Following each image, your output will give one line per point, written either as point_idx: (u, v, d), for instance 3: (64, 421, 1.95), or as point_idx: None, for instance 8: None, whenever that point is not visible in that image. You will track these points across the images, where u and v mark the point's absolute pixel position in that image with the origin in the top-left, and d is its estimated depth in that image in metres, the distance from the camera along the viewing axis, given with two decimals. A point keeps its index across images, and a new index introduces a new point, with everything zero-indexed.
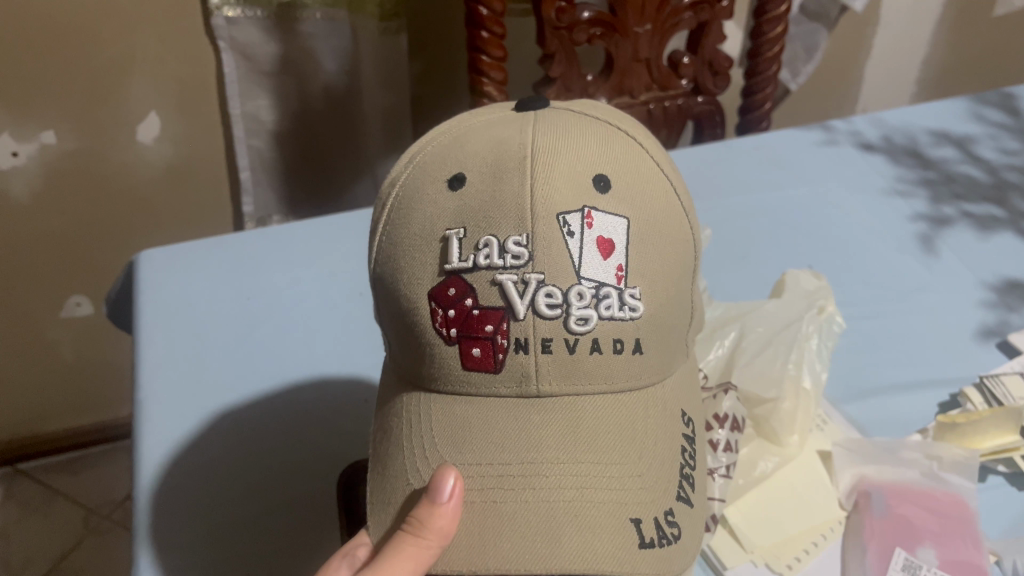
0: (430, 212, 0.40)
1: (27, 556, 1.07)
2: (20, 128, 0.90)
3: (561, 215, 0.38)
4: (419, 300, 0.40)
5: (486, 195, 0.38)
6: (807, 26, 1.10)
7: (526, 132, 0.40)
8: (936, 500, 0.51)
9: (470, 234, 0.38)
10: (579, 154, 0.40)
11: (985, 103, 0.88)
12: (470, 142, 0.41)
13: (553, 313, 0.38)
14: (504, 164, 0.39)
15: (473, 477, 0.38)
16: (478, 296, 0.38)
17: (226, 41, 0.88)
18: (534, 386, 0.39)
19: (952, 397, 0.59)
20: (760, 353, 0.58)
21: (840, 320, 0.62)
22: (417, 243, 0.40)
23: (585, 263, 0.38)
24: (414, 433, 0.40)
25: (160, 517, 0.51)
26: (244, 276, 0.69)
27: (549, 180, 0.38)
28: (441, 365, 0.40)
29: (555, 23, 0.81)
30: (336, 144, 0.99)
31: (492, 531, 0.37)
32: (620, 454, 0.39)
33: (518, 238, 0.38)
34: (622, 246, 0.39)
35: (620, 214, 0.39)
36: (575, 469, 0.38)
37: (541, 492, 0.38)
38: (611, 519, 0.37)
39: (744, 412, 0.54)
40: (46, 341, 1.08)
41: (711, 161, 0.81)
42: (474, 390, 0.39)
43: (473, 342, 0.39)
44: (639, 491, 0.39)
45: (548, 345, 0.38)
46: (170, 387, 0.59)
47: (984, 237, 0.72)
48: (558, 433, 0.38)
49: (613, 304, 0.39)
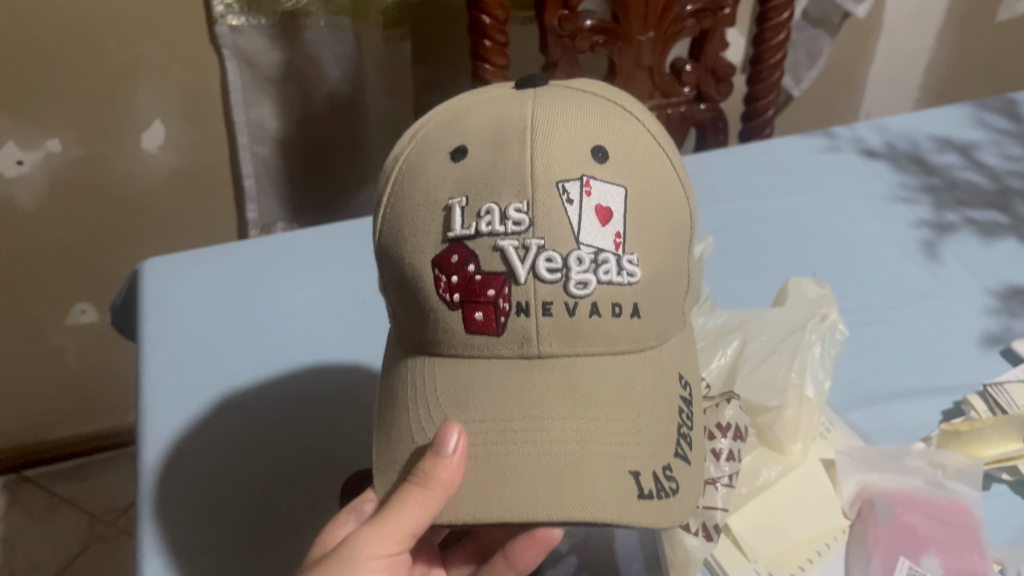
0: (433, 182, 0.41)
1: (32, 562, 1.07)
2: (26, 137, 0.90)
3: (560, 183, 0.39)
4: (422, 266, 0.41)
5: (488, 164, 0.40)
6: (810, 32, 1.10)
7: (527, 106, 0.41)
8: (942, 508, 0.51)
9: (472, 203, 0.39)
10: (578, 128, 0.41)
11: (988, 109, 0.88)
12: (474, 117, 0.42)
13: (553, 277, 0.39)
14: (505, 134, 0.40)
15: (479, 431, 0.39)
16: (481, 262, 0.39)
17: (229, 50, 0.88)
18: (536, 347, 0.39)
19: (955, 405, 0.59)
20: (763, 360, 0.57)
21: (844, 327, 0.62)
22: (422, 211, 0.41)
23: (584, 229, 0.39)
24: (419, 394, 0.41)
25: (165, 527, 0.51)
26: (245, 285, 0.69)
27: (549, 149, 0.40)
28: (445, 329, 0.41)
29: (558, 31, 0.81)
30: (341, 152, 0.99)
31: (495, 481, 0.39)
32: (619, 410, 0.40)
33: (518, 205, 0.39)
34: (620, 214, 0.40)
35: (618, 183, 0.40)
36: (575, 424, 0.39)
37: (544, 445, 0.39)
38: (611, 472, 0.39)
39: (747, 421, 0.54)
40: (51, 348, 1.08)
41: (714, 167, 0.81)
42: (477, 352, 0.40)
43: (475, 306, 0.39)
44: (636, 446, 0.40)
45: (549, 308, 0.39)
46: (174, 397, 0.59)
47: (988, 244, 0.72)
48: (559, 391, 0.39)
49: (611, 269, 0.40)
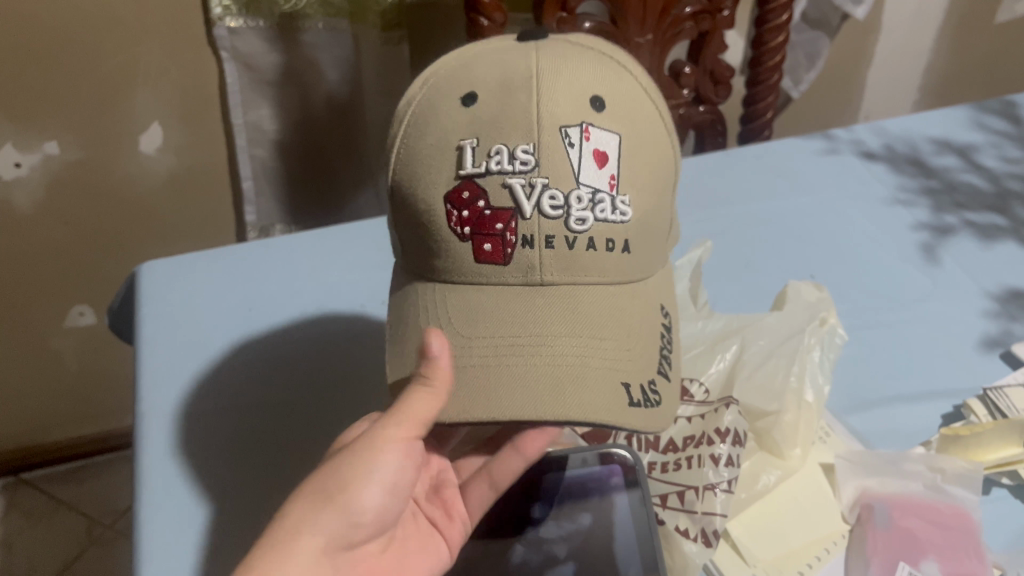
0: (446, 125, 0.43)
1: (30, 566, 1.07)
2: (24, 140, 0.90)
3: (563, 128, 0.41)
4: (434, 201, 0.42)
5: (496, 109, 0.42)
6: (809, 34, 1.10)
7: (532, 58, 0.43)
8: (941, 513, 0.51)
9: (483, 143, 0.41)
10: (579, 77, 0.43)
11: (987, 111, 0.87)
12: (482, 66, 0.44)
13: (554, 213, 0.41)
14: (514, 82, 0.42)
15: (485, 348, 0.41)
16: (490, 199, 0.41)
17: (228, 52, 0.88)
18: (539, 275, 0.42)
19: (955, 409, 0.59)
20: (762, 365, 0.57)
21: (842, 331, 0.62)
22: (434, 151, 0.43)
23: (583, 170, 0.42)
24: (429, 313, 0.43)
25: (161, 532, 0.51)
26: (241, 288, 0.69)
27: (553, 97, 0.42)
28: (454, 259, 0.42)
29: (556, 34, 0.81)
30: (339, 155, 0.99)
31: (499, 385, 0.40)
32: (613, 331, 0.42)
33: (526, 147, 0.41)
34: (615, 156, 0.42)
35: (613, 130, 0.43)
36: (574, 342, 0.41)
37: (546, 356, 0.41)
38: (607, 382, 0.41)
39: (746, 426, 0.53)
40: (49, 351, 1.08)
41: (714, 168, 0.81)
42: (484, 279, 0.42)
43: (484, 236, 0.42)
44: (628, 361, 0.42)
45: (552, 241, 0.41)
46: (171, 401, 0.59)
47: (987, 246, 0.72)
48: (559, 314, 0.42)
49: (606, 208, 0.42)
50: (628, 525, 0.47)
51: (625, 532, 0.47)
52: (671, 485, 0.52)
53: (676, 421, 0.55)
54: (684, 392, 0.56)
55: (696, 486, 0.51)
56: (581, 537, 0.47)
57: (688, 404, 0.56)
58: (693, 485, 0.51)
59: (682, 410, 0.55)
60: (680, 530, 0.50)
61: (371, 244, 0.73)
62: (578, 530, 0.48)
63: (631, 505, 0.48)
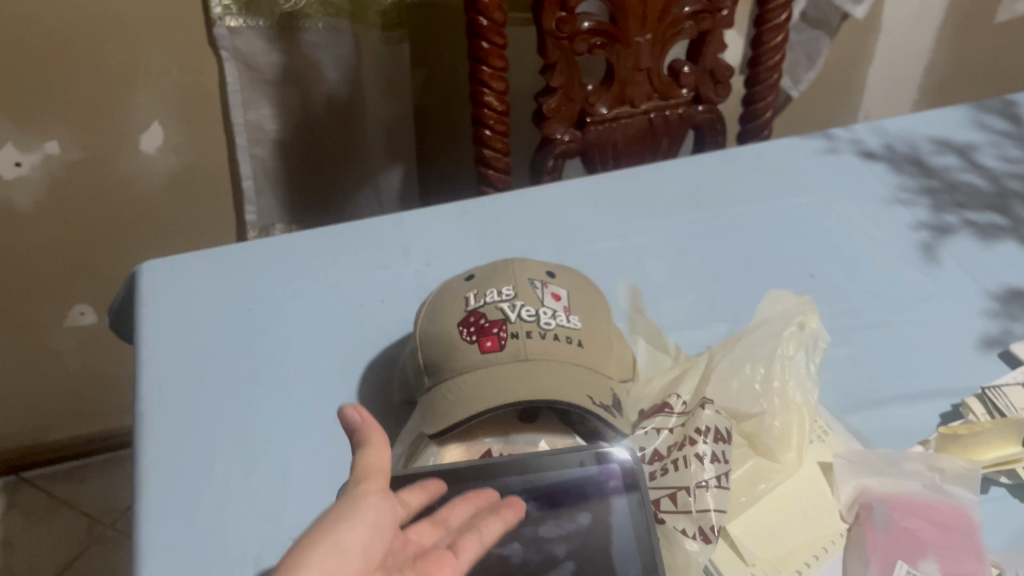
0: (451, 291, 0.54)
1: (31, 564, 1.07)
2: (24, 139, 0.90)
3: (530, 279, 0.53)
4: (445, 324, 0.51)
5: (487, 276, 0.54)
6: (809, 33, 1.10)
7: (509, 260, 0.57)
8: (940, 512, 0.51)
9: (478, 290, 0.53)
10: (542, 264, 0.56)
11: (986, 110, 0.88)
12: (474, 271, 0.57)
13: (528, 318, 0.50)
14: (497, 265, 0.55)
15: (482, 400, 0.48)
16: (487, 313, 0.51)
17: (228, 51, 0.88)
18: (522, 353, 0.49)
19: (954, 408, 0.59)
20: (736, 371, 0.57)
21: (825, 332, 0.59)
22: (446, 304, 0.53)
23: (546, 301, 0.52)
24: (440, 405, 0.49)
25: (160, 531, 0.51)
26: (241, 287, 0.69)
27: (523, 266, 0.54)
28: (461, 360, 0.50)
29: (556, 34, 0.81)
30: (339, 154, 0.99)
31: (488, 399, 0.48)
32: (577, 375, 0.50)
33: (507, 288, 0.52)
34: (566, 298, 0.53)
35: (564, 287, 0.54)
36: (548, 378, 0.48)
37: (526, 385, 0.48)
38: (572, 393, 0.48)
39: (727, 424, 0.54)
40: (50, 350, 1.08)
41: (714, 167, 0.81)
42: (480, 364, 0.49)
43: (485, 336, 0.50)
44: (588, 389, 0.49)
45: (531, 333, 0.50)
46: (170, 400, 0.59)
47: (986, 246, 0.72)
48: (537, 367, 0.49)
49: (564, 319, 0.52)
50: (627, 525, 0.45)
51: (625, 532, 0.45)
52: (662, 489, 0.51)
53: (659, 433, 0.54)
54: (663, 406, 0.55)
55: (688, 485, 0.51)
56: (581, 537, 0.45)
57: (669, 414, 0.55)
58: (684, 485, 0.51)
59: (663, 421, 0.54)
60: (679, 529, 0.50)
61: (371, 243, 0.73)
62: (578, 531, 0.45)
63: (629, 508, 0.46)
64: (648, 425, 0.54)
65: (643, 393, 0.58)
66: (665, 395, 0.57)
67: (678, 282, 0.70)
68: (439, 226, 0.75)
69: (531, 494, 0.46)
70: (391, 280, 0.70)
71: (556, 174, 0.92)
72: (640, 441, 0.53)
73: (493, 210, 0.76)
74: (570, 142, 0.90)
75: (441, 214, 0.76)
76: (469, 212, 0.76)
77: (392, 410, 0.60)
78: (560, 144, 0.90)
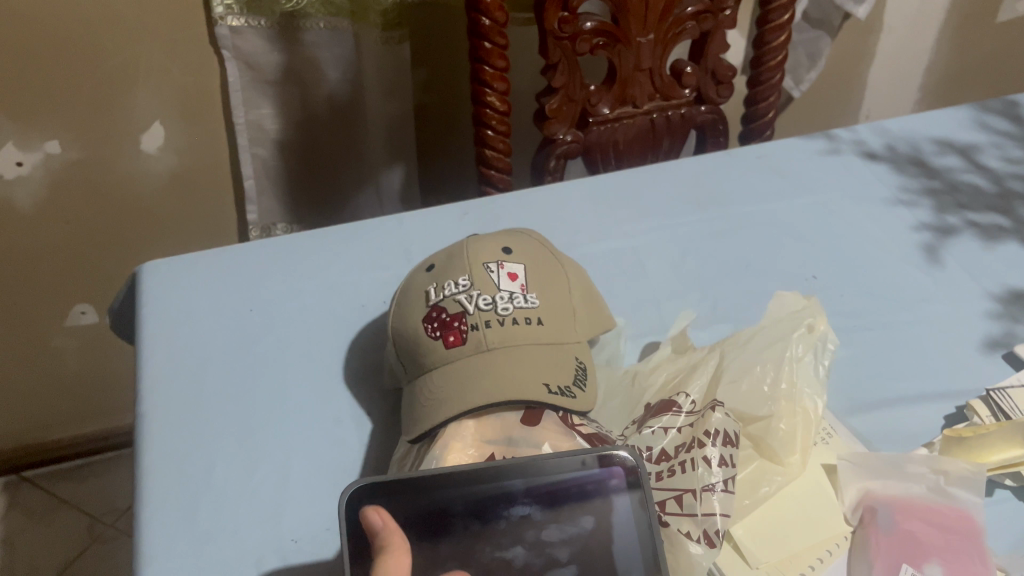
0: (415, 286, 0.54)
1: (31, 564, 1.07)
2: (26, 138, 0.90)
3: (484, 263, 0.52)
4: (412, 325, 0.52)
5: (444, 266, 0.54)
6: (810, 33, 1.10)
7: (466, 240, 0.56)
8: (944, 515, 0.51)
9: (439, 285, 0.52)
10: (495, 240, 0.55)
11: (989, 111, 0.87)
12: (436, 256, 0.57)
13: (485, 306, 0.50)
14: (454, 250, 0.55)
15: (449, 402, 0.48)
16: (446, 309, 0.50)
17: (230, 51, 0.87)
18: (481, 345, 0.49)
19: (959, 410, 0.59)
20: (745, 373, 0.56)
21: (832, 339, 0.60)
22: (410, 301, 0.53)
23: (502, 283, 0.51)
24: (416, 406, 0.50)
25: (160, 533, 0.51)
26: (242, 288, 0.68)
27: (475, 250, 0.53)
28: (429, 360, 0.50)
29: (557, 34, 0.81)
30: (340, 154, 0.99)
31: (453, 404, 0.48)
32: (536, 357, 0.49)
33: (463, 279, 0.51)
34: (524, 275, 0.52)
35: (520, 262, 0.53)
36: (506, 370, 0.48)
37: (484, 381, 0.48)
38: (529, 384, 0.48)
39: (736, 427, 0.53)
40: (51, 350, 1.08)
41: (715, 168, 0.81)
42: (445, 361, 0.49)
43: (447, 332, 0.50)
44: (546, 373, 0.49)
45: (489, 323, 0.49)
46: (170, 402, 0.59)
47: (989, 247, 0.72)
48: (496, 360, 0.48)
49: (519, 298, 0.51)
50: (629, 526, 0.44)
51: (625, 534, 0.44)
52: (667, 490, 0.50)
53: (666, 433, 0.53)
54: (671, 405, 0.55)
55: (695, 488, 0.50)
56: (583, 541, 0.43)
57: (677, 414, 0.54)
58: (690, 488, 0.50)
59: (671, 420, 0.54)
60: (683, 532, 0.49)
61: (371, 243, 0.73)
62: (580, 534, 0.44)
63: (630, 507, 0.44)
64: (655, 425, 0.54)
65: (647, 390, 0.58)
66: (673, 393, 0.56)
67: (680, 283, 0.69)
68: (440, 226, 0.74)
69: (531, 495, 0.44)
70: (392, 281, 0.70)
71: (557, 174, 0.92)
72: (647, 441, 0.53)
73: (494, 210, 0.76)
74: (571, 142, 0.90)
75: (443, 215, 0.75)
76: (470, 213, 0.75)
77: (393, 412, 0.60)
78: (561, 144, 0.89)
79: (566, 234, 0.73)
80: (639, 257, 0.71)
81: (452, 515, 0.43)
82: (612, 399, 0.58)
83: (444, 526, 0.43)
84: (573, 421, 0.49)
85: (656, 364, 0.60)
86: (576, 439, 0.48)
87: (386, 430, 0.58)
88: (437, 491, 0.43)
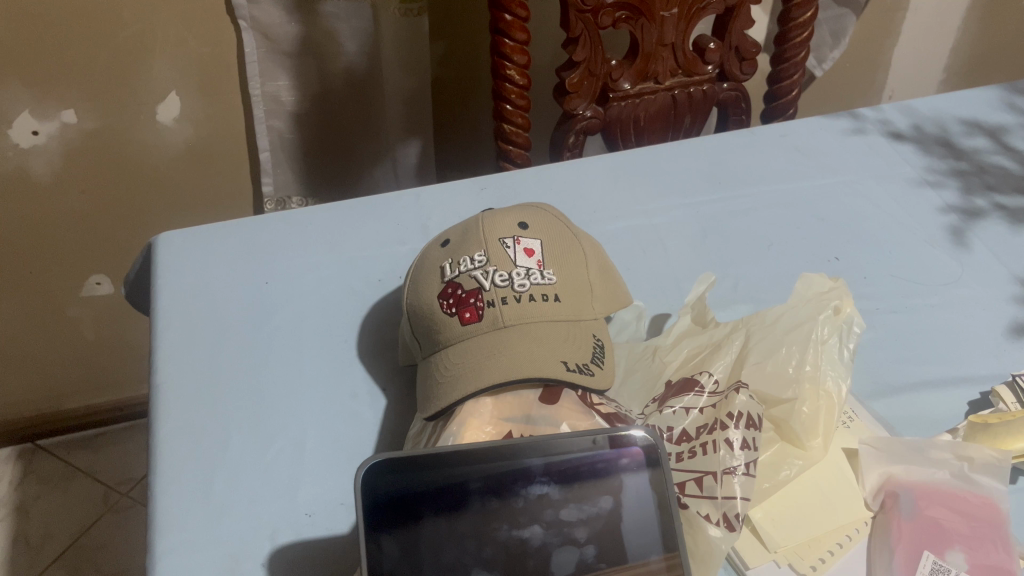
0: (431, 259, 0.53)
1: (47, 530, 1.09)
2: (41, 107, 0.89)
3: (501, 239, 0.51)
4: (428, 301, 0.51)
5: (459, 240, 0.53)
6: (835, 11, 1.07)
7: (480, 213, 0.55)
8: (968, 502, 0.50)
9: (454, 260, 0.51)
10: (512, 214, 0.54)
11: (1020, 90, 0.85)
12: (449, 228, 0.55)
13: (502, 282, 0.49)
14: (469, 224, 0.54)
15: (467, 379, 0.47)
16: (462, 285, 0.50)
17: (247, 21, 0.86)
18: (497, 321, 0.48)
19: (983, 397, 0.58)
20: (771, 354, 0.54)
21: (859, 322, 0.57)
22: (426, 275, 0.52)
23: (517, 259, 0.50)
24: (434, 382, 0.49)
25: (174, 506, 0.51)
26: (258, 260, 0.68)
27: (492, 223, 0.52)
28: (447, 335, 0.49)
29: (580, 6, 0.79)
30: (357, 127, 0.98)
31: (470, 380, 0.47)
32: (553, 334, 0.48)
33: (479, 255, 0.51)
34: (540, 251, 0.51)
35: (537, 238, 0.52)
36: (523, 347, 0.47)
37: (502, 357, 0.47)
38: (547, 360, 0.47)
39: (761, 410, 0.52)
40: (67, 319, 1.08)
41: (740, 147, 0.79)
42: (462, 338, 0.49)
43: (463, 308, 0.49)
44: (563, 347, 0.48)
45: (506, 299, 0.48)
46: (186, 374, 0.59)
47: (1017, 231, 0.70)
48: (515, 336, 0.48)
49: (535, 275, 0.50)
50: (646, 505, 0.43)
51: (641, 512, 0.43)
52: (686, 472, 0.50)
53: (688, 413, 0.52)
54: (693, 384, 0.54)
55: (715, 471, 0.49)
56: (601, 521, 0.43)
57: (699, 395, 0.53)
58: (711, 471, 0.49)
59: (692, 401, 0.53)
60: (702, 515, 0.48)
61: (387, 219, 0.72)
62: (598, 515, 0.43)
63: (647, 488, 0.44)
64: (675, 405, 0.53)
65: (665, 369, 0.57)
66: (695, 371, 0.56)
67: (701, 262, 0.68)
68: (457, 202, 0.73)
69: (549, 474, 0.43)
70: (408, 256, 0.69)
71: (576, 150, 0.90)
72: (668, 422, 0.52)
73: (512, 186, 0.74)
74: (591, 118, 0.88)
75: (459, 189, 0.74)
76: (488, 188, 0.74)
77: (409, 387, 0.59)
78: (581, 120, 0.88)
79: (584, 212, 0.72)
80: (659, 237, 0.70)
81: (469, 492, 0.42)
82: (633, 375, 0.58)
83: (461, 502, 0.42)
84: (591, 400, 0.49)
85: (677, 338, 0.59)
86: (594, 418, 0.48)
87: (402, 406, 0.58)
88: (453, 466, 0.42)
